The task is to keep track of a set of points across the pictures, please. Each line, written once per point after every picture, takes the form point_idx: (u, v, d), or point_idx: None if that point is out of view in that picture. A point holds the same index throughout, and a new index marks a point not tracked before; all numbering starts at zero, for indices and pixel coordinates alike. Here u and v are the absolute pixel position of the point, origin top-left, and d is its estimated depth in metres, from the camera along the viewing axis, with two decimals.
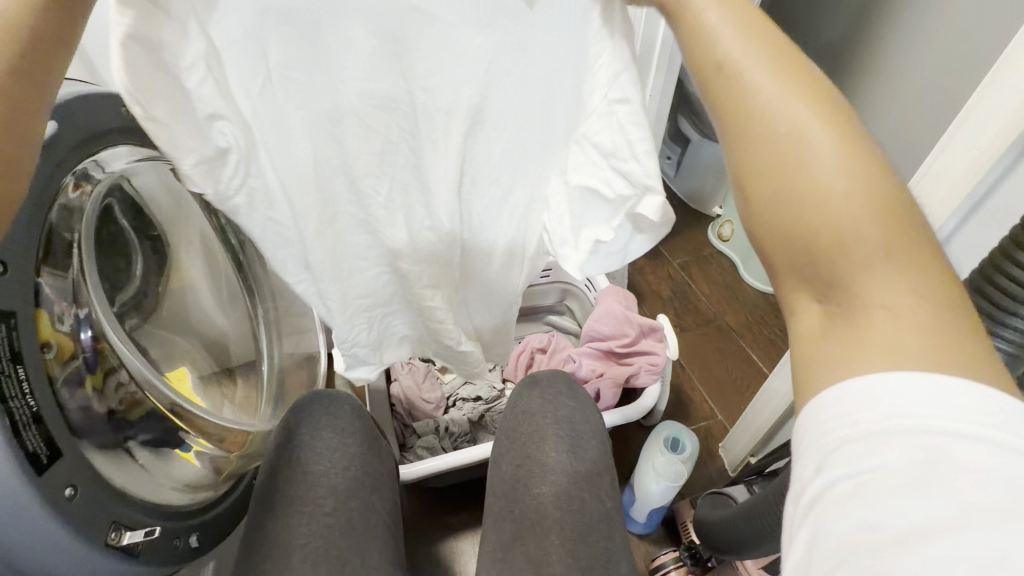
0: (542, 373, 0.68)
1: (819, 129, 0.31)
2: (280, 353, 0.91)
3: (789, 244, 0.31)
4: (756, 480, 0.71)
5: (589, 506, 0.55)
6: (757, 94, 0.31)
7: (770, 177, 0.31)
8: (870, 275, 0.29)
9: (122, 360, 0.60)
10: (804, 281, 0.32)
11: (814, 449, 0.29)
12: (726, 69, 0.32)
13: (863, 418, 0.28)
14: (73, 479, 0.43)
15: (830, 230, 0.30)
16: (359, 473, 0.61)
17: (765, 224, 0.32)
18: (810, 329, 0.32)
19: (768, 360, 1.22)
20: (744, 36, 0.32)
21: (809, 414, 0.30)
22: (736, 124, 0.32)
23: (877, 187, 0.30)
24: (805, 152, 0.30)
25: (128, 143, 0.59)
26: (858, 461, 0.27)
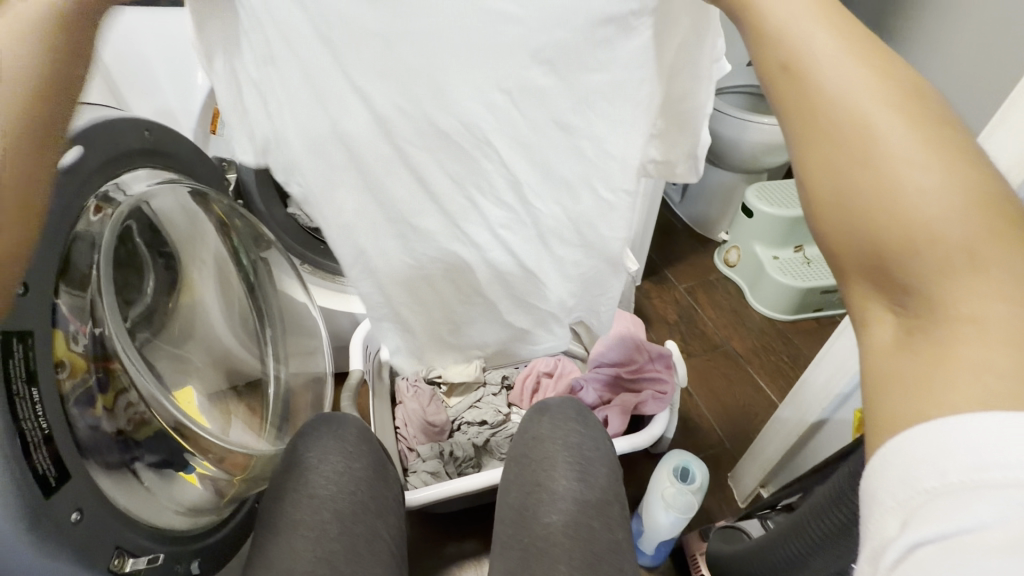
0: (552, 401, 0.68)
1: (903, 117, 0.28)
2: (285, 373, 0.90)
3: (858, 245, 0.29)
4: (770, 514, 0.69)
5: (598, 534, 0.54)
6: (825, 82, 0.30)
7: (835, 169, 0.29)
8: (952, 278, 0.26)
9: (133, 380, 0.60)
10: (875, 285, 0.29)
11: (893, 502, 0.26)
12: (790, 60, 0.31)
13: (952, 468, 0.24)
14: (79, 503, 0.43)
15: (904, 232, 0.27)
16: (365, 497, 0.60)
17: (828, 222, 0.30)
18: (883, 343, 0.28)
19: (776, 388, 1.20)
20: (819, 22, 0.30)
21: (882, 460, 0.27)
22: (800, 113, 0.30)
23: (960, 180, 0.27)
24: (882, 147, 0.28)
25: (149, 165, 0.60)
26: (950, 520, 0.24)
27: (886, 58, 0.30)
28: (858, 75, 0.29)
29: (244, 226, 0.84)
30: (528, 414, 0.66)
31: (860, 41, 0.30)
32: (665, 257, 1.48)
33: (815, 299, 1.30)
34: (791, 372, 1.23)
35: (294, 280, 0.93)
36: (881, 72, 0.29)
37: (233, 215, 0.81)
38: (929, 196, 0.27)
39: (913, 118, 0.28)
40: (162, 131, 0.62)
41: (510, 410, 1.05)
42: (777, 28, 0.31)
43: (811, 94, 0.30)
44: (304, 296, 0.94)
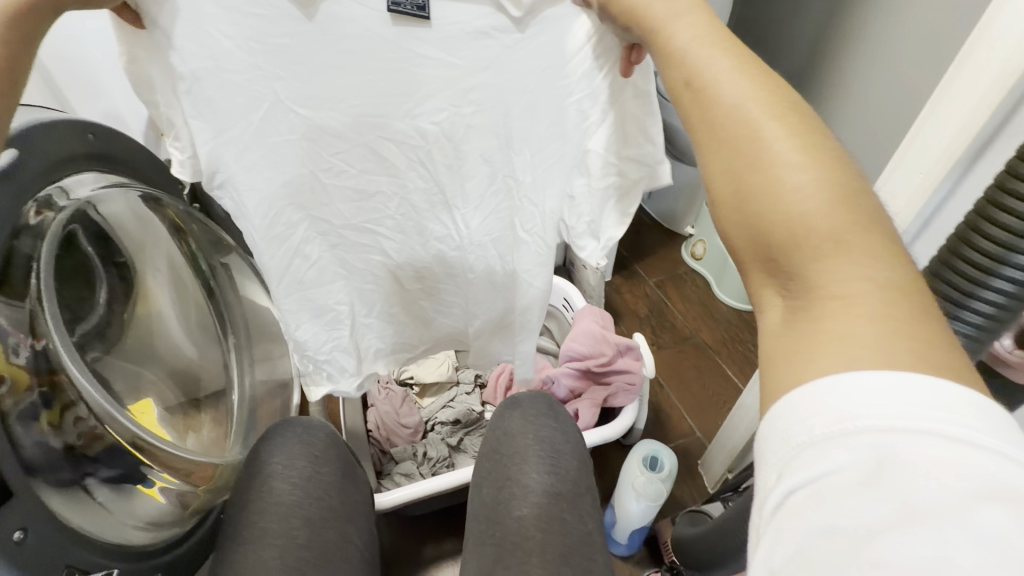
0: (524, 396, 0.68)
1: (781, 120, 0.31)
2: (251, 381, 0.88)
3: (748, 232, 0.31)
4: (732, 497, 0.71)
5: (571, 526, 0.55)
6: (720, 94, 0.33)
7: (729, 167, 0.32)
8: (823, 260, 0.28)
9: (81, 392, 0.57)
10: (766, 270, 0.30)
11: (774, 457, 0.25)
12: (690, 69, 0.35)
13: (818, 421, 0.24)
14: (24, 522, 0.41)
15: (780, 217, 0.29)
16: (333, 502, 0.59)
17: (726, 216, 0.32)
18: (772, 324, 0.30)
19: (743, 376, 1.24)
20: (718, 48, 0.35)
21: (767, 422, 0.26)
22: (700, 121, 0.34)
23: (829, 176, 0.29)
24: (762, 143, 0.31)
25: (96, 171, 0.58)
26: (815, 464, 0.23)
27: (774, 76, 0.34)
28: (747, 88, 0.33)
29: (200, 230, 0.81)
30: (499, 408, 0.66)
31: (752, 62, 0.34)
32: (635, 252, 1.51)
33: None
34: (756, 360, 1.27)
35: (257, 285, 0.90)
36: (766, 82, 0.33)
37: (189, 219, 0.79)
38: (801, 187, 0.29)
39: (794, 125, 0.31)
40: (112, 135, 0.60)
41: (484, 409, 1.05)
42: (680, 51, 0.36)
43: (710, 104, 0.34)
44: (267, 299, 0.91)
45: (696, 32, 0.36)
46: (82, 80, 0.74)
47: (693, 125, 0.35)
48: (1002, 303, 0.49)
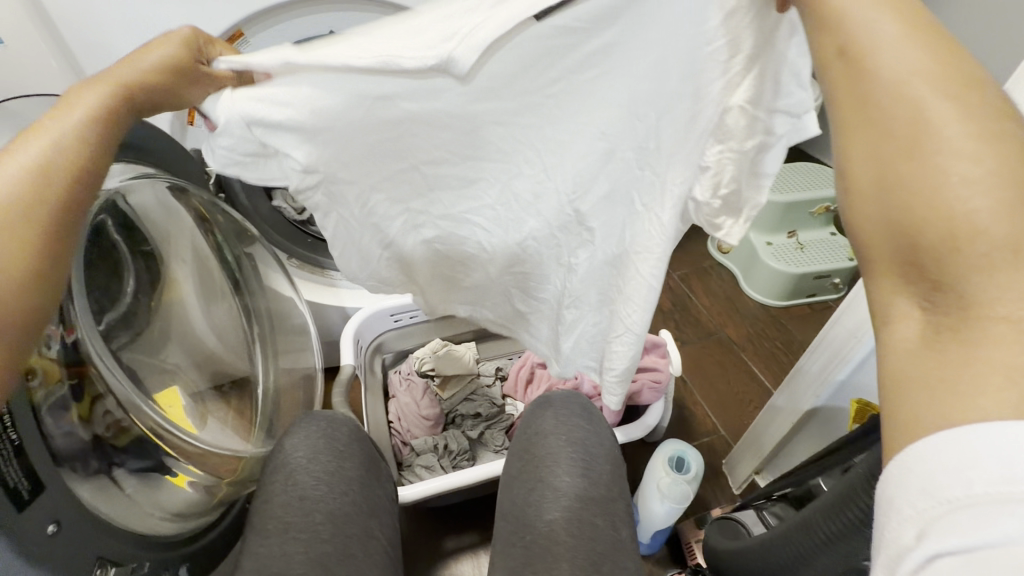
0: (557, 395, 0.67)
1: (954, 105, 0.27)
2: (275, 370, 0.89)
3: (893, 237, 0.28)
4: (766, 505, 0.69)
5: (601, 532, 0.53)
6: (878, 62, 0.29)
7: (877, 156, 0.29)
8: (988, 275, 0.25)
9: (109, 385, 0.57)
10: (906, 280, 0.28)
11: (913, 510, 0.24)
12: (843, 34, 0.31)
13: (976, 478, 0.22)
14: (57, 514, 0.41)
15: (940, 224, 0.26)
16: (357, 498, 0.59)
17: (862, 210, 0.30)
18: (908, 338, 0.28)
19: (771, 375, 1.20)
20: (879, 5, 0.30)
21: (900, 467, 0.25)
22: (853, 98, 0.30)
23: (1008, 177, 0.26)
24: (932, 132, 0.27)
25: (123, 161, 0.58)
26: (973, 532, 0.21)
27: (949, 44, 0.29)
28: (916, 57, 0.28)
29: (225, 220, 0.82)
30: (529, 408, 0.65)
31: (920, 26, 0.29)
32: None
33: (808, 285, 1.30)
34: (785, 359, 1.23)
35: (279, 274, 0.91)
36: (939, 54, 0.28)
37: (213, 209, 0.79)
38: (974, 189, 0.26)
39: (973, 106, 0.27)
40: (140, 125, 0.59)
41: (505, 403, 1.04)
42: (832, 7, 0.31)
43: (866, 74, 0.30)
44: (289, 290, 0.92)
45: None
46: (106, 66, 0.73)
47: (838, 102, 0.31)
48: None
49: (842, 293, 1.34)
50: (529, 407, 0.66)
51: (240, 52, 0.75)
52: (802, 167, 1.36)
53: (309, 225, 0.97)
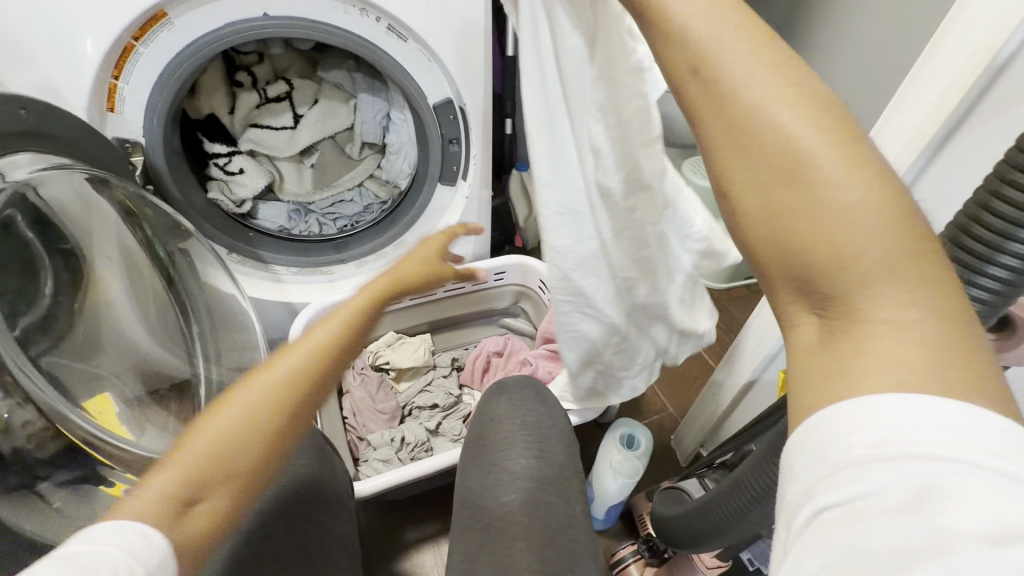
0: (511, 381, 0.68)
1: (813, 129, 0.28)
2: (218, 369, 0.82)
3: (781, 254, 0.29)
4: (707, 472, 0.74)
5: (554, 509, 0.55)
6: (740, 88, 0.29)
7: (758, 178, 0.29)
8: (867, 284, 0.27)
9: (27, 394, 0.53)
10: (798, 291, 0.29)
11: (805, 475, 0.26)
12: (699, 65, 0.31)
13: (856, 443, 0.24)
14: None
15: (819, 240, 0.27)
16: (305, 494, 0.58)
17: (752, 231, 0.30)
18: (806, 341, 0.29)
19: (715, 354, 1.27)
20: (726, 32, 0.30)
21: (799, 436, 0.27)
22: (721, 126, 0.30)
23: (872, 191, 0.27)
24: (799, 154, 0.28)
25: (28, 147, 0.55)
26: (849, 487, 0.24)
27: (797, 68, 0.30)
28: (770, 83, 0.29)
29: (155, 214, 0.76)
30: (485, 395, 0.66)
31: (763, 50, 0.30)
32: None
33: (746, 268, 1.38)
34: (727, 338, 1.30)
35: (221, 270, 0.84)
36: (788, 78, 0.29)
37: (141, 202, 0.73)
38: (843, 207, 0.27)
39: (828, 125, 0.28)
40: (48, 110, 0.56)
41: (461, 393, 1.05)
42: (690, 40, 0.31)
43: (732, 100, 0.29)
44: (231, 286, 0.85)
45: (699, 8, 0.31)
46: (8, 48, 0.67)
47: (707, 126, 0.31)
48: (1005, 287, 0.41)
49: None
50: (487, 392, 0.67)
51: (163, 34, 0.70)
52: None
53: (247, 218, 0.97)
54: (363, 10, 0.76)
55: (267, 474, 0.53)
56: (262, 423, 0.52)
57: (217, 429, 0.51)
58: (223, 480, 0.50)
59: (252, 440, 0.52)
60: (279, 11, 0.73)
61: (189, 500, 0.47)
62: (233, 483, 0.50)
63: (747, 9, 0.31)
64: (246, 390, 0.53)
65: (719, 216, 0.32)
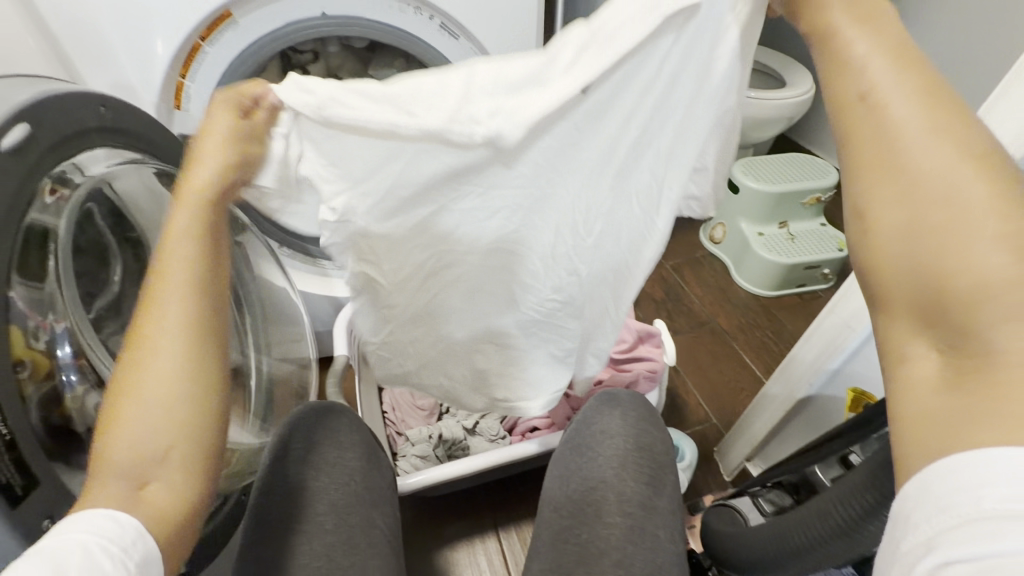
0: (625, 396, 0.64)
1: (975, 173, 0.28)
2: (269, 361, 0.88)
3: (914, 288, 0.29)
4: (762, 492, 0.70)
5: (663, 544, 0.51)
6: (898, 125, 0.30)
7: (906, 205, 0.30)
8: (1010, 324, 0.27)
9: (100, 377, 0.56)
10: (925, 325, 0.29)
11: (926, 527, 0.27)
12: (869, 96, 0.32)
13: (987, 496, 0.25)
14: (52, 511, 0.41)
15: (960, 277, 0.28)
16: (359, 489, 0.58)
17: (885, 261, 0.31)
18: (924, 377, 0.30)
19: (763, 365, 1.21)
20: (892, 69, 0.32)
21: (916, 486, 0.28)
22: (875, 158, 0.31)
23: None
24: (954, 192, 0.28)
25: (107, 146, 0.57)
26: (979, 544, 0.24)
27: (965, 117, 0.30)
28: (929, 122, 0.30)
29: None
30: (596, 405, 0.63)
31: (926, 92, 0.31)
32: None
33: (797, 276, 1.31)
34: (776, 349, 1.24)
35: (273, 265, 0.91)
36: (953, 122, 0.30)
37: None
38: (996, 248, 0.27)
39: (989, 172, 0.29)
40: (122, 108, 0.59)
41: None
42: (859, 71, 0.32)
43: (890, 132, 0.31)
44: (283, 281, 0.92)
45: (865, 45, 0.32)
46: (89, 47, 0.70)
47: (858, 151, 0.32)
48: None
49: (832, 283, 1.36)
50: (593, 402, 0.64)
51: (230, 33, 0.73)
52: (792, 158, 1.37)
53: None
54: (417, 9, 0.76)
55: (221, 391, 0.42)
56: (191, 351, 0.41)
57: (139, 415, 0.38)
58: (152, 452, 0.37)
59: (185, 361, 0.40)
60: (337, 10, 0.74)
61: (138, 476, 0.36)
62: (177, 449, 0.38)
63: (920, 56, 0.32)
64: (151, 354, 0.40)
65: (848, 243, 0.33)
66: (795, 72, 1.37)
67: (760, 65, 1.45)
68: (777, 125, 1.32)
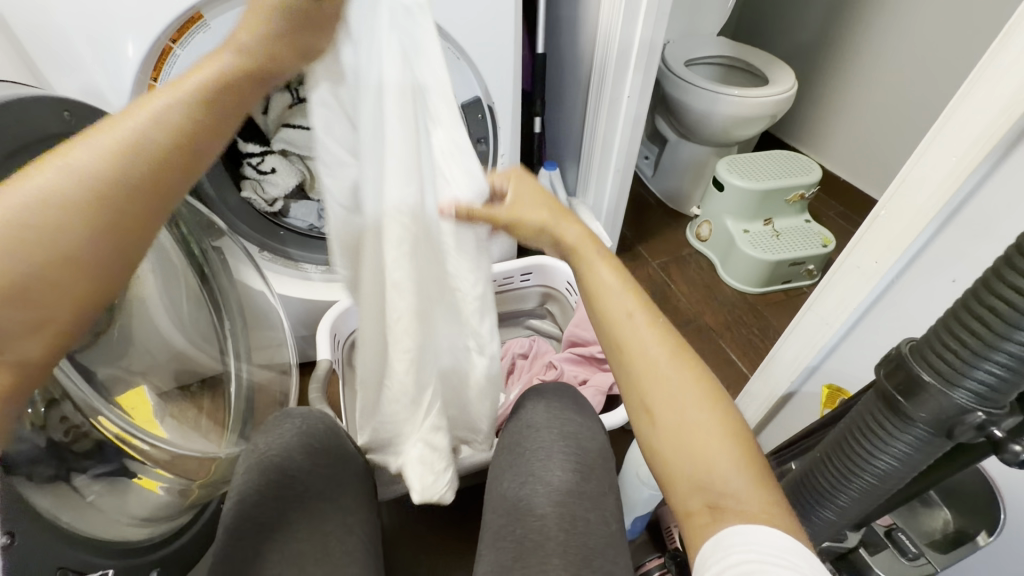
0: (547, 387, 0.65)
1: (697, 382, 0.45)
2: (249, 368, 0.86)
3: (682, 465, 0.43)
4: None
5: (592, 527, 0.51)
6: (650, 346, 0.47)
7: (666, 403, 0.45)
8: (739, 488, 0.40)
9: (66, 390, 0.53)
10: (696, 488, 0.41)
11: (716, 569, 0.37)
12: (628, 314, 0.49)
13: (748, 546, 0.36)
14: (10, 526, 0.40)
15: (707, 453, 0.42)
16: (332, 496, 0.57)
17: (666, 448, 0.44)
18: (698, 522, 0.40)
19: (749, 361, 1.21)
20: (642, 308, 0.49)
21: (713, 544, 0.38)
22: (644, 371, 0.47)
23: (728, 420, 0.43)
24: (691, 396, 0.45)
25: None
26: (744, 573, 0.35)
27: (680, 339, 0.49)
28: (668, 357, 0.47)
29: (189, 213, 0.77)
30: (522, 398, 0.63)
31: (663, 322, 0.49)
32: (637, 234, 1.50)
33: (784, 272, 1.32)
34: (761, 345, 1.25)
35: (250, 269, 0.88)
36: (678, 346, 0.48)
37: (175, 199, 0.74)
38: (713, 438, 0.42)
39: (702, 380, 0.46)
40: (87, 111, 0.57)
41: None
42: (624, 308, 0.50)
43: (642, 353, 0.47)
44: (261, 284, 0.89)
45: (623, 301, 0.50)
46: (56, 49, 0.69)
47: (632, 366, 0.48)
48: (994, 388, 0.47)
49: (815, 279, 1.36)
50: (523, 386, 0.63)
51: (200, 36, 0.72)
52: (770, 155, 1.37)
53: (279, 217, 0.97)
54: None
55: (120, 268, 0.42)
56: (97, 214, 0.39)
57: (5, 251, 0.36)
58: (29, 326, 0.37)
59: (118, 209, 0.40)
60: None
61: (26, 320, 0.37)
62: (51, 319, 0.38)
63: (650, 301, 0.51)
64: (70, 163, 0.38)
65: (642, 428, 0.46)
66: (781, 67, 1.37)
67: (744, 64, 1.45)
68: (758, 124, 1.33)
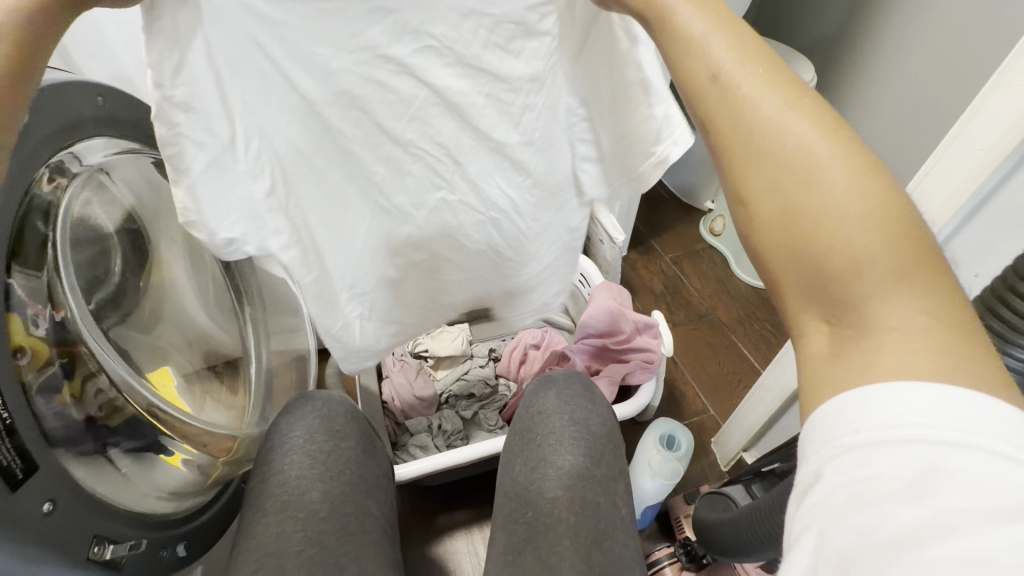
0: (559, 375, 0.65)
1: (835, 156, 0.31)
2: (268, 352, 0.87)
3: (794, 267, 0.32)
4: (753, 481, 0.72)
5: (603, 510, 0.52)
6: (756, 114, 0.33)
7: (773, 190, 0.32)
8: (883, 299, 0.29)
9: (101, 364, 0.56)
10: (813, 301, 0.31)
11: (816, 457, 0.28)
12: (725, 78, 0.34)
13: (862, 426, 0.27)
14: (52, 494, 0.41)
15: (836, 251, 0.30)
16: (354, 477, 0.59)
17: (772, 253, 0.33)
18: (819, 348, 0.31)
19: (761, 357, 1.22)
20: (748, 65, 0.34)
21: (813, 423, 0.29)
22: (745, 152, 0.33)
23: (880, 208, 0.30)
24: (821, 177, 0.31)
25: (104, 136, 0.55)
26: (856, 470, 0.26)
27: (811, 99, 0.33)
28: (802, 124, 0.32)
29: None
30: (533, 387, 0.63)
31: (778, 75, 0.34)
32: (650, 227, 1.49)
33: None
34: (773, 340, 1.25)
35: None
36: (809, 113, 0.32)
37: None
38: (850, 236, 0.30)
39: (843, 151, 0.31)
40: (118, 96, 0.57)
41: (499, 383, 1.05)
42: (718, 67, 0.34)
43: (745, 124, 0.33)
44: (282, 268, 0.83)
45: (728, 58, 0.34)
46: None
47: (724, 149, 0.34)
48: None
49: None
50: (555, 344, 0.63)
51: None
52: None
53: None
54: None
55: None
56: None
57: None
58: None
59: None
60: None
61: None
62: None
63: (767, 52, 0.35)
64: None
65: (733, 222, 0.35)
66: (802, 61, 1.35)
67: None
68: None
